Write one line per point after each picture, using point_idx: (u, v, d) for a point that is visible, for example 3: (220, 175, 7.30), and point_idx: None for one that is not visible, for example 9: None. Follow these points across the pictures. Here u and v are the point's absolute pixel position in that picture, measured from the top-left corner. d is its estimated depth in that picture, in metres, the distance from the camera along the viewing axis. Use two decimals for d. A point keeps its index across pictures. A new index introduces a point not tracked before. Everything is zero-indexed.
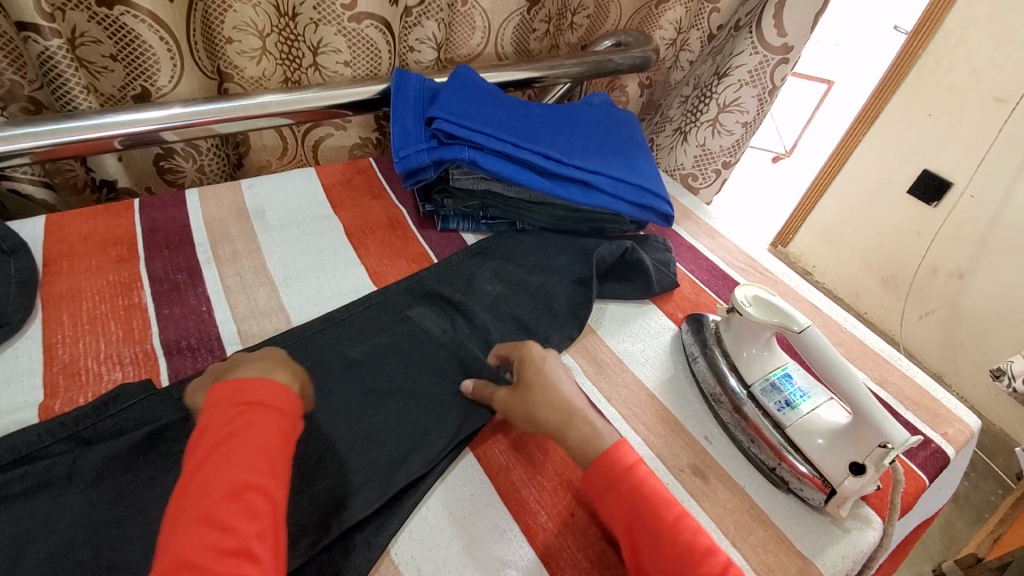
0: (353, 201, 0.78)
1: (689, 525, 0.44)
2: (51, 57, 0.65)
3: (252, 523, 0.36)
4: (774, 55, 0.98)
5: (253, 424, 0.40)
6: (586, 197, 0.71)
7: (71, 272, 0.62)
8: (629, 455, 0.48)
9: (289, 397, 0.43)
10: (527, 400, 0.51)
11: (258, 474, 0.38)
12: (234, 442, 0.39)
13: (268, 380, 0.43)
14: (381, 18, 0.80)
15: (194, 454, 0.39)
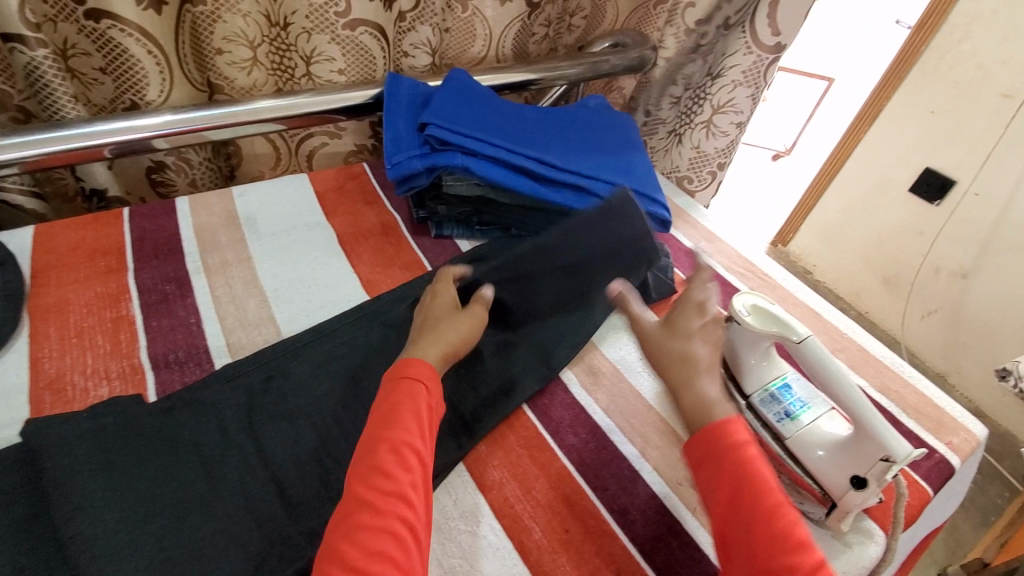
0: (345, 207, 0.77)
1: (787, 515, 0.42)
2: (38, 67, 0.65)
3: (406, 475, 0.42)
4: (769, 55, 0.95)
5: (408, 397, 0.46)
6: (582, 203, 0.70)
7: (59, 284, 0.61)
8: (741, 437, 0.45)
9: (435, 376, 0.48)
10: (677, 341, 0.53)
11: (410, 436, 0.44)
12: (393, 408, 0.45)
13: (421, 359, 0.49)
14: (376, 24, 0.78)
15: (373, 413, 0.46)
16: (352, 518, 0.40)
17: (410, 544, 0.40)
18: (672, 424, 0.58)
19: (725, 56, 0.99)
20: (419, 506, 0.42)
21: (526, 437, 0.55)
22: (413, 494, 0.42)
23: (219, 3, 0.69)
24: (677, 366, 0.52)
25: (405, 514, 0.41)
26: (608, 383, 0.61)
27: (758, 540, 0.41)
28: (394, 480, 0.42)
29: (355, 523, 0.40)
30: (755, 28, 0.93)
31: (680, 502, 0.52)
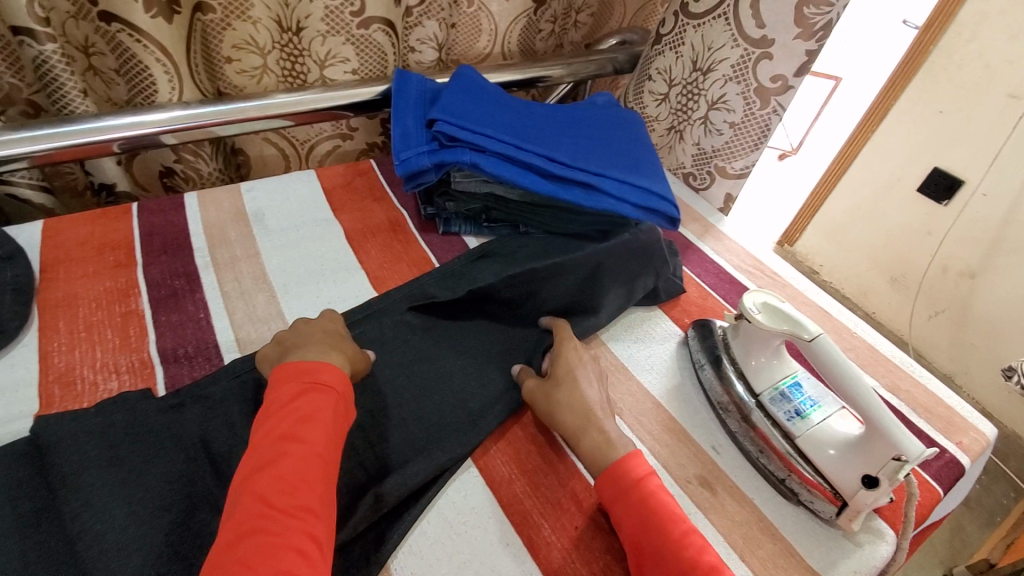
0: (353, 204, 0.77)
1: (695, 542, 0.43)
2: (47, 61, 0.64)
3: (312, 486, 0.40)
4: (755, 49, 0.81)
5: (318, 403, 0.44)
6: (591, 201, 0.70)
7: (68, 279, 0.61)
8: (642, 468, 0.47)
9: (343, 381, 0.47)
10: (564, 382, 0.54)
11: (314, 445, 0.42)
12: (300, 415, 0.43)
13: (329, 363, 0.48)
14: (387, 20, 0.78)
15: (268, 421, 0.43)
16: (251, 536, 0.37)
17: (317, 557, 0.38)
18: (680, 422, 0.58)
19: (712, 48, 0.85)
20: (324, 519, 0.40)
21: (535, 433, 0.55)
22: (319, 507, 0.40)
23: (230, 11, 0.70)
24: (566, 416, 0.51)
25: (311, 526, 0.39)
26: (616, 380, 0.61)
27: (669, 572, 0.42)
28: (298, 491, 0.40)
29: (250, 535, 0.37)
30: (741, 19, 0.80)
31: (689, 500, 0.52)
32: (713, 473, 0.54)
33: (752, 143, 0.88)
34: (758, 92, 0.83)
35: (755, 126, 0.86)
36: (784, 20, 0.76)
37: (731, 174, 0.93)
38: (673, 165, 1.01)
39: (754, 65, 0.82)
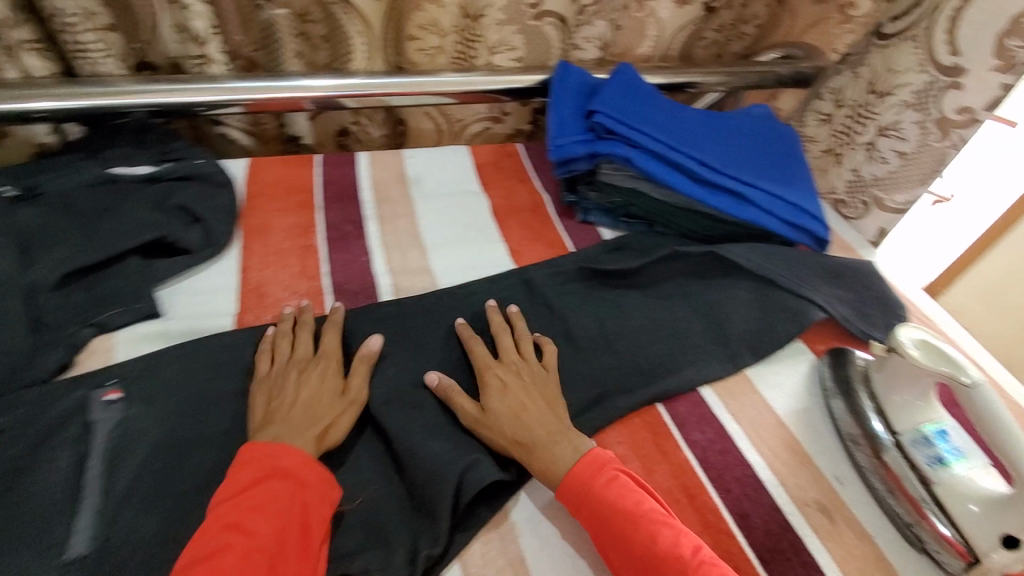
0: (501, 181, 0.82)
1: (666, 536, 0.43)
2: (276, 24, 0.76)
3: None
4: (944, 78, 0.78)
5: (272, 492, 0.43)
6: (736, 210, 0.70)
7: (265, 210, 0.71)
8: (591, 471, 0.47)
9: (314, 469, 0.45)
10: (494, 411, 0.51)
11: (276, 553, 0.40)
12: (252, 515, 0.41)
13: (293, 448, 0.46)
14: (561, 15, 0.84)
15: (218, 518, 0.41)
16: None
17: None
18: (804, 444, 0.57)
19: (894, 72, 0.83)
20: None
21: (652, 422, 0.57)
22: None
23: None
24: (518, 446, 0.50)
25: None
26: (739, 391, 0.61)
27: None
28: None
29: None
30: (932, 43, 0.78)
31: (805, 521, 0.51)
32: (833, 500, 0.53)
33: (919, 178, 0.82)
34: (938, 123, 0.79)
35: (928, 159, 0.81)
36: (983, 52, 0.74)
37: (888, 208, 0.87)
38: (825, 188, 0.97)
39: (939, 94, 0.79)
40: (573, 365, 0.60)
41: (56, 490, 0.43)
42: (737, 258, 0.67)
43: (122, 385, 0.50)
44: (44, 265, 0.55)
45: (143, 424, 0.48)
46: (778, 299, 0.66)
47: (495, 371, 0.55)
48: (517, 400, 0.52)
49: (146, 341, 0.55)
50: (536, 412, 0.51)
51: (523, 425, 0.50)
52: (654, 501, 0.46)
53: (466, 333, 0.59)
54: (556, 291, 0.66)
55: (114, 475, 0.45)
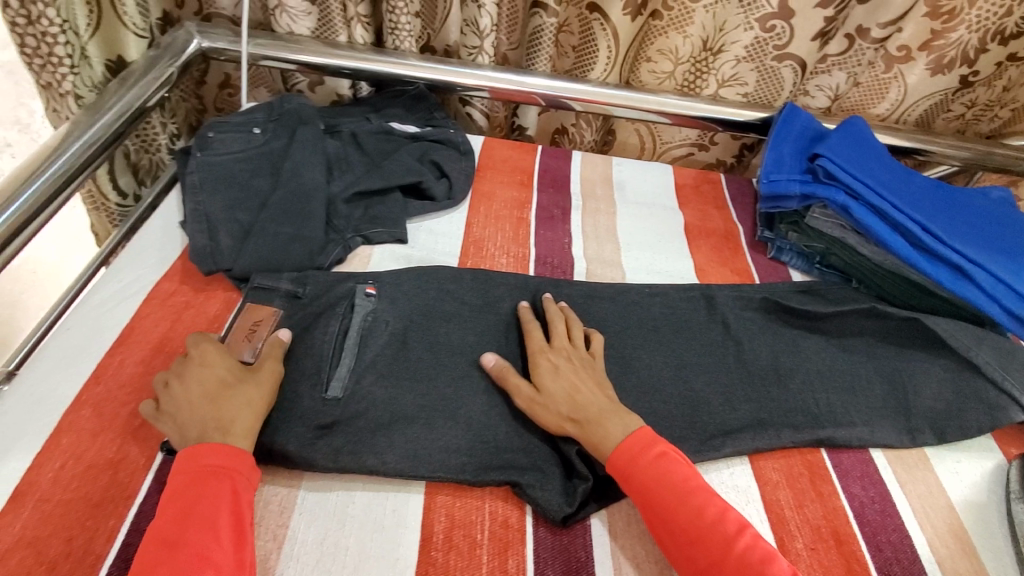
0: (698, 203, 0.86)
1: (714, 515, 0.45)
2: (542, 30, 0.87)
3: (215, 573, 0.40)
4: None
5: (209, 491, 0.43)
6: (953, 283, 0.66)
7: (492, 180, 0.83)
8: (639, 447, 0.49)
9: (244, 458, 0.46)
10: (548, 392, 0.53)
11: (217, 538, 0.41)
12: (193, 503, 0.43)
13: (220, 442, 0.46)
14: (802, 60, 0.87)
15: (162, 516, 0.42)
16: None
17: None
18: (972, 535, 0.54)
19: None
20: None
21: (811, 461, 0.57)
22: None
23: (672, 23, 0.85)
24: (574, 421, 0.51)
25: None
26: (911, 463, 0.59)
27: (691, 546, 0.44)
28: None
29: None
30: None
31: None
32: None
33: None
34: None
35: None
36: None
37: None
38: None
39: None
40: (742, 389, 0.61)
41: (325, 345, 0.56)
42: (943, 333, 0.65)
43: (377, 284, 0.61)
44: (339, 184, 0.72)
45: (388, 318, 0.59)
46: (975, 388, 0.62)
47: (547, 356, 0.56)
48: (574, 379, 0.54)
49: (393, 260, 0.69)
50: (588, 393, 0.53)
51: (580, 403, 0.52)
52: (702, 479, 0.47)
53: (527, 319, 0.60)
54: (735, 314, 0.67)
55: (363, 348, 0.56)
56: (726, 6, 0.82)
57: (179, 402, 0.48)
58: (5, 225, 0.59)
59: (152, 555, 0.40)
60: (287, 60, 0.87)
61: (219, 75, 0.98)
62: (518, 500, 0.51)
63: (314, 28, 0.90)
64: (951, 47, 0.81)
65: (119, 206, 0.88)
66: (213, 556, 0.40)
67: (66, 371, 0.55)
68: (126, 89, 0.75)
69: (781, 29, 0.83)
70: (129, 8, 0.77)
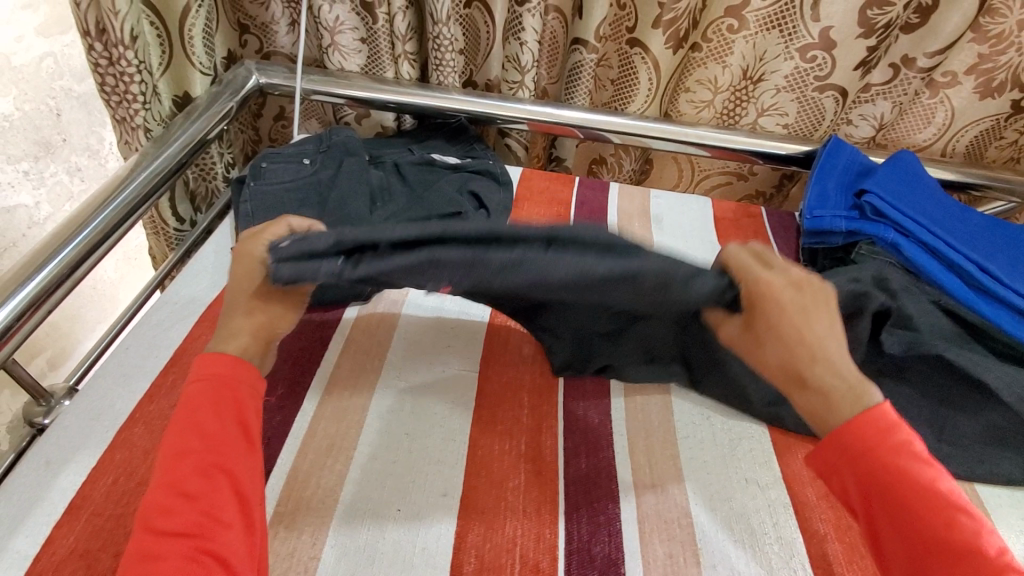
0: (738, 237, 0.85)
1: (953, 514, 0.41)
2: (582, 66, 0.88)
3: (220, 482, 0.42)
4: None
5: (210, 401, 0.46)
6: (1017, 328, 0.63)
7: (529, 211, 0.85)
8: (878, 426, 0.44)
9: (246, 368, 0.48)
10: (760, 344, 0.48)
11: (225, 445, 0.44)
12: (202, 415, 0.45)
13: (218, 352, 0.48)
14: (843, 90, 0.85)
15: (178, 424, 0.45)
16: (169, 524, 0.39)
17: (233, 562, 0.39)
18: None
19: None
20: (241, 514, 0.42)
21: None
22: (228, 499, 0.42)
23: (712, 54, 0.85)
24: (794, 366, 0.47)
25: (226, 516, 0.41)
26: None
27: (917, 539, 0.41)
28: (200, 492, 0.41)
29: (161, 523, 0.39)
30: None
31: None
32: None
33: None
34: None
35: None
36: None
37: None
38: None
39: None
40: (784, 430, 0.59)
41: None
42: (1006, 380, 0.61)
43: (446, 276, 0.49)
44: (382, 213, 0.74)
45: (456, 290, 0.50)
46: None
47: (773, 308, 0.47)
48: (801, 322, 0.47)
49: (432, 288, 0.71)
50: (817, 356, 0.47)
51: (804, 344, 0.47)
52: (946, 477, 0.43)
53: (729, 253, 0.49)
54: None
55: None
56: (766, 36, 0.82)
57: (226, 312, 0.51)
58: (79, 247, 0.64)
59: (172, 458, 0.43)
60: (336, 94, 0.91)
61: (274, 108, 1.04)
62: (550, 544, 0.50)
63: (364, 65, 0.94)
64: (998, 70, 0.79)
65: (177, 229, 0.93)
66: (228, 465, 0.43)
67: (123, 387, 0.58)
68: (191, 122, 0.80)
69: (821, 60, 0.82)
70: (198, 49, 0.83)
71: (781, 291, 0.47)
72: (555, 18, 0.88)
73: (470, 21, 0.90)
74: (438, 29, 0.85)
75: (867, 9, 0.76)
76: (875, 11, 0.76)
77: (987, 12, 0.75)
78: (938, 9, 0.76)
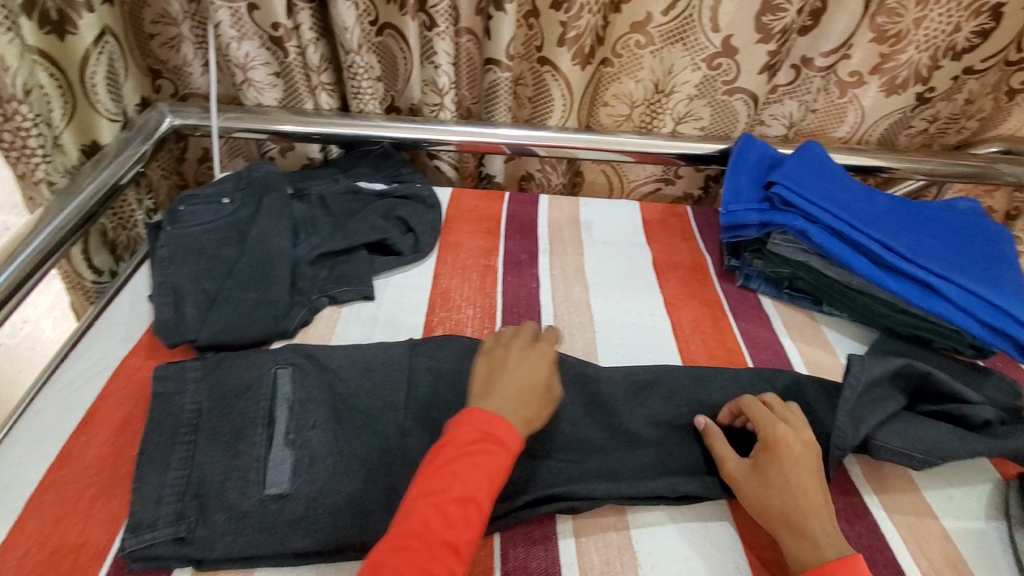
0: (665, 237, 0.87)
1: None
2: (498, 85, 0.90)
3: (465, 529, 0.44)
4: None
5: (484, 456, 0.47)
6: (924, 300, 0.65)
7: (460, 230, 0.85)
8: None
9: (514, 434, 0.48)
10: (764, 480, 0.50)
11: (478, 490, 0.45)
12: (472, 456, 0.46)
13: (491, 413, 0.49)
14: (752, 93, 0.89)
15: (444, 453, 0.47)
16: (409, 553, 0.42)
17: None
18: (971, 565, 0.52)
19: None
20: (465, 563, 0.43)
21: None
22: (464, 549, 0.43)
23: (623, 69, 0.89)
24: (788, 511, 0.48)
25: (457, 564, 0.43)
26: (898, 491, 0.57)
27: None
28: (457, 529, 0.44)
29: (417, 548, 0.42)
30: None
31: None
32: None
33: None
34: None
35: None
36: None
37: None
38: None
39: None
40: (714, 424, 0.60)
41: (263, 399, 0.54)
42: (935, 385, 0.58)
43: (301, 373, 0.57)
44: (305, 247, 0.73)
45: (315, 382, 0.56)
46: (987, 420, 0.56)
47: (787, 453, 0.51)
48: (801, 469, 0.50)
49: (359, 317, 0.69)
50: (809, 503, 0.48)
51: (802, 492, 0.49)
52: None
53: (755, 406, 0.55)
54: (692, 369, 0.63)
55: (301, 402, 0.54)
56: (671, 50, 0.86)
57: (501, 369, 0.53)
58: None
59: (428, 492, 0.45)
60: (257, 130, 0.90)
61: (198, 150, 1.01)
62: (486, 567, 0.49)
63: (281, 98, 0.93)
64: (902, 69, 0.83)
65: (95, 282, 0.89)
66: (477, 498, 0.45)
67: (31, 453, 0.55)
68: (100, 169, 0.78)
69: (727, 66, 0.86)
70: (102, 97, 0.82)
71: (793, 443, 0.52)
72: (468, 40, 0.90)
73: (385, 50, 0.91)
74: (351, 58, 0.86)
75: (761, 16, 0.80)
76: (770, 18, 0.80)
77: (884, 12, 0.78)
78: (827, 10, 0.80)
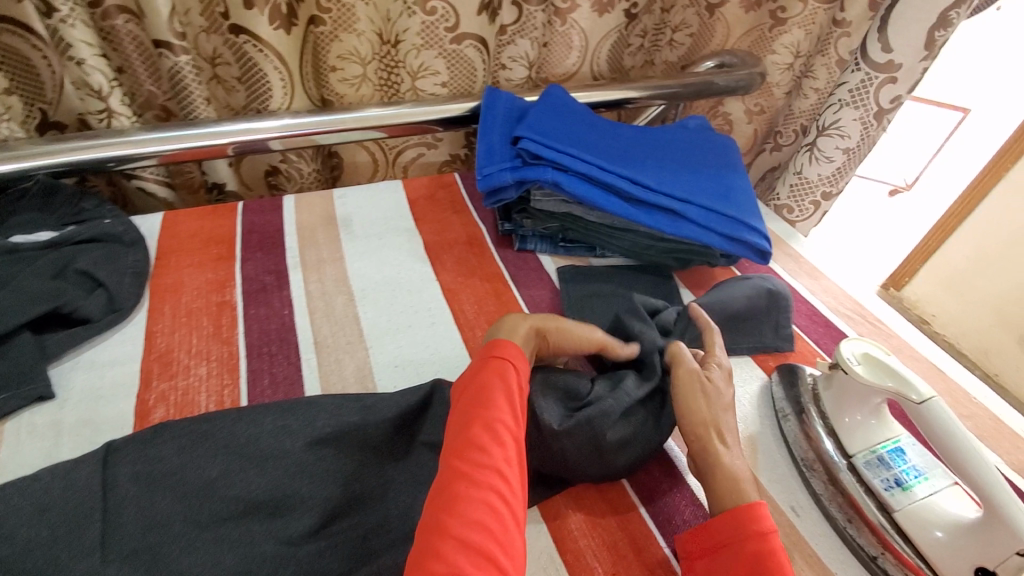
0: (434, 215, 0.79)
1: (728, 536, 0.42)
2: (180, 72, 0.72)
3: (500, 449, 0.42)
4: (879, 73, 0.85)
5: (495, 376, 0.47)
6: (673, 227, 0.67)
7: (178, 266, 0.67)
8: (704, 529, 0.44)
9: (521, 355, 0.50)
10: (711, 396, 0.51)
11: (503, 413, 0.45)
12: (484, 385, 0.46)
13: (511, 340, 0.51)
14: (480, 37, 0.82)
15: (463, 393, 0.47)
16: (449, 487, 0.40)
17: (506, 517, 0.39)
18: (758, 475, 0.53)
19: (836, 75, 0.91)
20: (513, 481, 0.41)
21: None
22: (507, 468, 0.42)
23: (338, 24, 0.76)
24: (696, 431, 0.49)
25: (504, 483, 0.41)
26: None
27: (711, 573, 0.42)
28: (490, 447, 0.42)
29: (461, 480, 0.40)
30: (868, 46, 0.85)
31: None
32: (790, 536, 0.49)
33: None
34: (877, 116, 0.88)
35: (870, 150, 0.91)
36: (914, 44, 0.81)
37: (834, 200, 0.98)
38: (770, 195, 1.07)
39: (876, 89, 0.86)
40: None
41: None
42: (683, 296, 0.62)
43: None
44: None
45: None
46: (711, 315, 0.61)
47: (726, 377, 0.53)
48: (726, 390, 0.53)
49: (36, 427, 0.51)
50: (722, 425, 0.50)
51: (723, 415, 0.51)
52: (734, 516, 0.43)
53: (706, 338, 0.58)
54: None
55: None
56: None
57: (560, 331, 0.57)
58: None
59: (457, 430, 0.44)
60: None
61: None
62: None
63: None
64: None
65: None
66: (497, 414, 0.44)
67: None
68: None
69: (443, 10, 0.78)
70: None
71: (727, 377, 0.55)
72: (127, 20, 0.70)
73: (10, 52, 0.66)
74: None
75: None
76: None
77: None
78: None
